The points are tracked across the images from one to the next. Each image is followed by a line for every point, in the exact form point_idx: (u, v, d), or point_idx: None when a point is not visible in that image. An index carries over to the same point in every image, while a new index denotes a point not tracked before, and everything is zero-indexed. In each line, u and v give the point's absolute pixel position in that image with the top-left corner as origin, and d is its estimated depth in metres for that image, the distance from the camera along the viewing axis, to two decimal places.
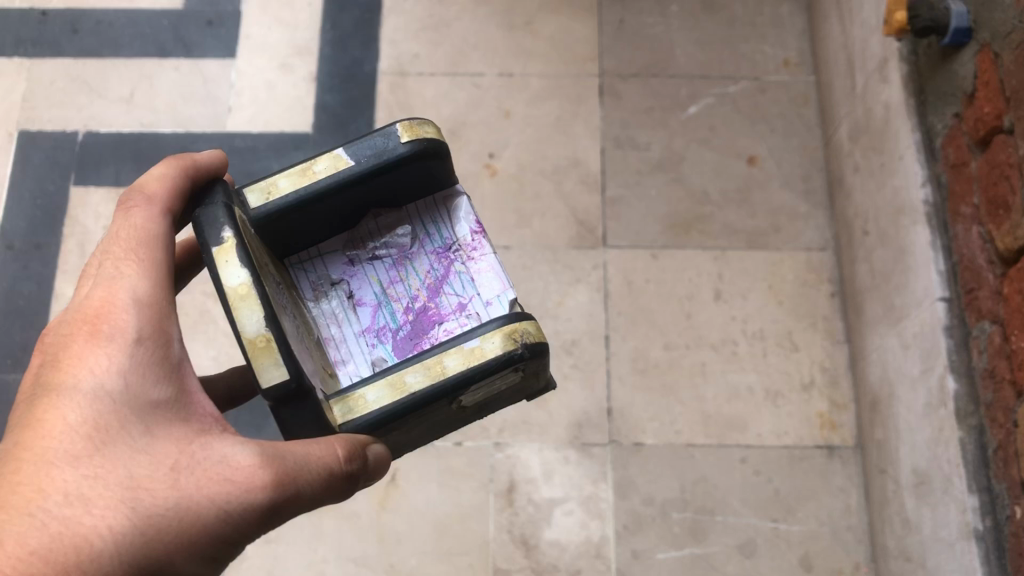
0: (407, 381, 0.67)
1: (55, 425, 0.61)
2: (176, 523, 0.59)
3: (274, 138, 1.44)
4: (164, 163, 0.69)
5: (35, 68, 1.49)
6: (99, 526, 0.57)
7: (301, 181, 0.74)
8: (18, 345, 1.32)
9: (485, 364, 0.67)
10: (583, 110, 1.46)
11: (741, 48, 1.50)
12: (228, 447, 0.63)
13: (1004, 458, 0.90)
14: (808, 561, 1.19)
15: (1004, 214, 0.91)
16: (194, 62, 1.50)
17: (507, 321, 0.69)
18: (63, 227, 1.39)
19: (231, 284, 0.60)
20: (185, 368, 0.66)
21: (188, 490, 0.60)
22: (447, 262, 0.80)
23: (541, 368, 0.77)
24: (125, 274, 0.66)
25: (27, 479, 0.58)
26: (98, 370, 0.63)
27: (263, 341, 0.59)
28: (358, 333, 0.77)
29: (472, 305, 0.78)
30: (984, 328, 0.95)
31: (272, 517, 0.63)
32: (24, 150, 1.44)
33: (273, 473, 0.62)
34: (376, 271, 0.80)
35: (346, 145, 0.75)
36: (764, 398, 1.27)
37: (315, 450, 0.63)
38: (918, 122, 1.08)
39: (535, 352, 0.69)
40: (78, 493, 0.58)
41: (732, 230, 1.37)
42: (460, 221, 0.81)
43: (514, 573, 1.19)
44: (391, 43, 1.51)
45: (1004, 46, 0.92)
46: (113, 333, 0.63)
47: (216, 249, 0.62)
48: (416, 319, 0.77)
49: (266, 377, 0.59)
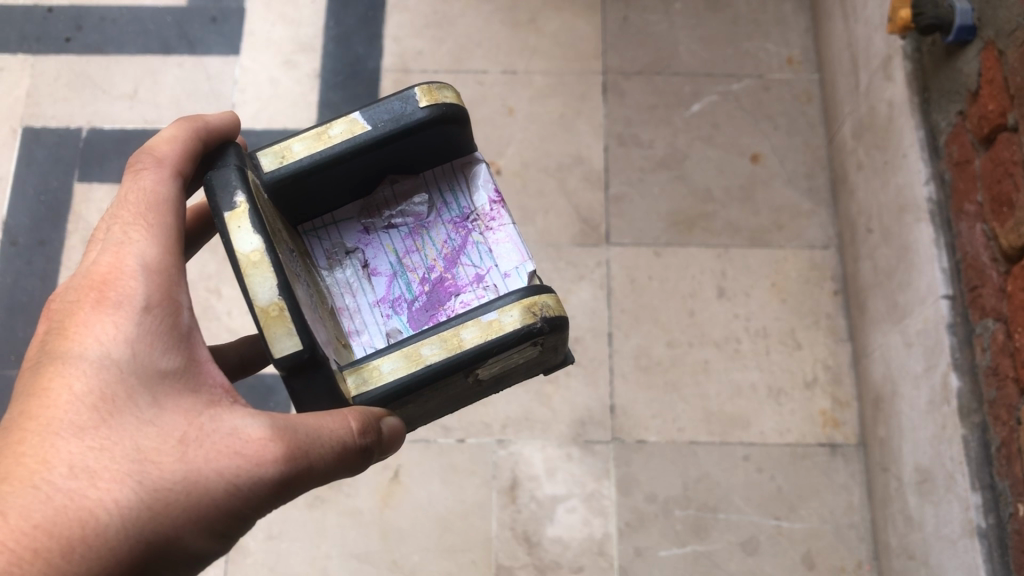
0: (423, 353, 0.66)
1: (61, 395, 0.61)
2: (183, 497, 0.60)
3: (277, 135, 1.44)
4: (174, 125, 0.70)
5: (39, 64, 1.50)
6: (104, 500, 0.57)
7: (316, 145, 0.73)
8: (21, 340, 1.32)
9: (503, 337, 0.67)
10: (586, 108, 1.46)
11: (744, 46, 1.50)
12: (238, 420, 0.63)
13: (1007, 455, 0.91)
14: (810, 559, 1.19)
15: (1008, 211, 0.91)
16: (198, 58, 1.50)
17: (526, 293, 0.69)
18: (66, 223, 1.39)
19: (243, 251, 0.60)
20: (195, 337, 0.66)
21: (196, 463, 0.61)
22: (465, 233, 0.80)
23: (560, 343, 0.77)
24: (135, 240, 0.66)
25: (32, 451, 0.58)
26: (106, 339, 0.63)
27: (276, 310, 0.59)
28: (373, 303, 0.77)
29: (489, 276, 0.77)
30: (988, 326, 0.95)
31: (283, 491, 0.64)
32: (28, 146, 1.44)
33: (284, 447, 0.62)
34: (391, 240, 0.80)
35: (363, 108, 0.75)
36: (767, 396, 1.27)
37: (328, 423, 0.63)
38: (922, 120, 1.08)
39: (554, 326, 0.69)
40: (83, 465, 0.58)
41: (735, 228, 1.37)
42: (479, 190, 0.82)
43: (516, 570, 1.19)
44: (394, 40, 1.51)
45: (1008, 44, 0.92)
46: (121, 301, 0.63)
47: (227, 214, 0.62)
48: (433, 290, 0.77)
49: (278, 347, 0.59)
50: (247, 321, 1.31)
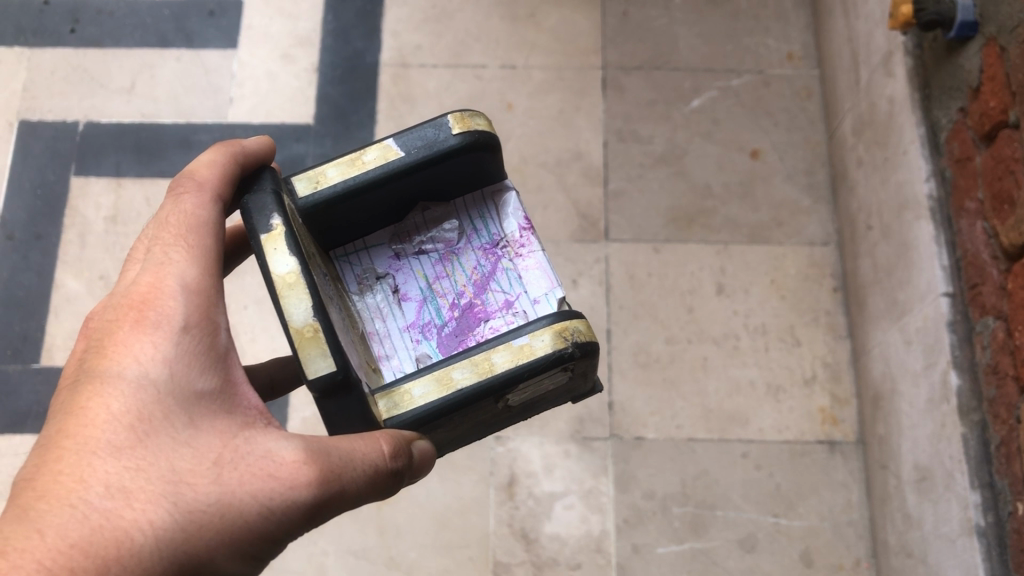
0: (454, 376, 0.66)
1: (98, 414, 0.60)
2: (217, 520, 0.59)
3: (274, 129, 1.43)
4: (213, 150, 0.70)
5: (35, 58, 1.49)
6: (140, 521, 0.56)
7: (349, 170, 0.73)
8: (18, 334, 1.31)
9: (535, 361, 0.66)
10: (585, 103, 1.45)
11: (745, 41, 1.49)
12: (272, 442, 0.63)
13: (1006, 454, 0.90)
14: (808, 557, 1.19)
15: (1009, 209, 0.90)
16: (195, 52, 1.49)
17: (556, 318, 0.68)
18: (63, 217, 1.38)
19: (279, 272, 0.60)
20: (231, 359, 0.66)
21: (231, 485, 0.60)
22: (494, 259, 0.79)
23: (589, 369, 0.76)
24: (175, 262, 0.66)
25: (69, 469, 0.57)
26: (144, 359, 0.62)
27: (311, 330, 0.59)
28: (403, 328, 0.76)
29: (519, 303, 0.77)
30: (988, 324, 0.94)
31: (316, 515, 0.63)
32: (24, 140, 1.44)
33: (318, 470, 0.61)
34: (422, 266, 0.79)
35: (397, 135, 0.75)
36: (766, 393, 1.27)
37: (360, 447, 0.62)
38: (923, 117, 1.08)
39: (585, 351, 0.68)
40: (120, 485, 0.57)
41: (735, 224, 1.37)
42: (508, 217, 0.81)
43: (514, 567, 1.19)
44: (393, 35, 1.50)
45: (1010, 40, 0.91)
46: (159, 320, 0.63)
47: (264, 235, 0.62)
48: (462, 315, 0.76)
49: (312, 367, 0.58)
50: (244, 317, 1.30)
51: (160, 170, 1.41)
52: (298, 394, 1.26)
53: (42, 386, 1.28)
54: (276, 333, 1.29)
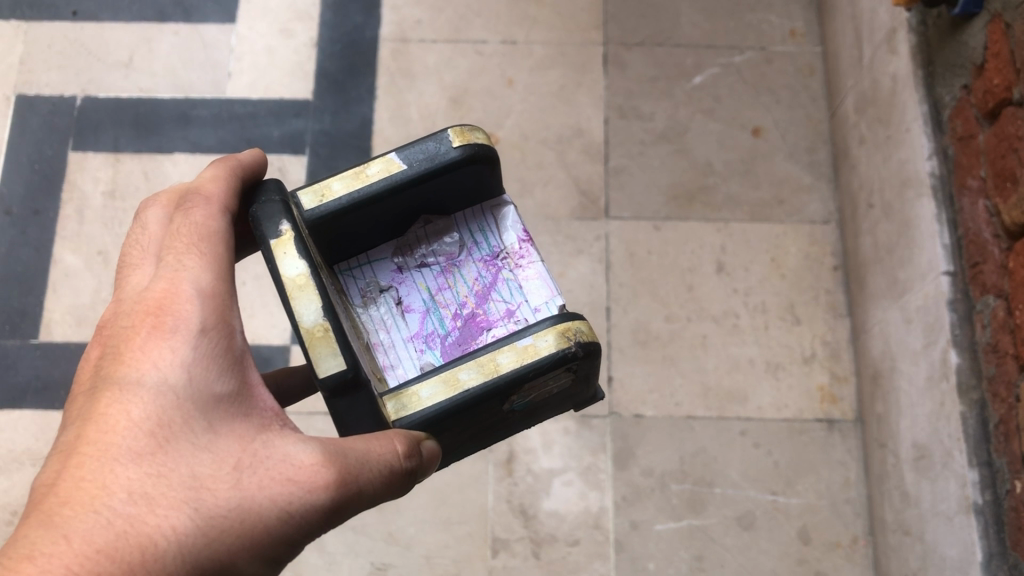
0: (461, 378, 0.66)
1: (118, 420, 0.58)
2: (238, 525, 0.57)
3: (274, 104, 1.43)
4: (212, 168, 0.71)
5: (33, 31, 1.47)
6: (164, 526, 0.55)
7: (354, 184, 0.73)
8: (17, 310, 1.31)
9: (540, 361, 0.66)
10: (586, 79, 1.44)
11: (747, 18, 1.48)
12: (290, 445, 0.61)
13: (1006, 433, 0.90)
14: (806, 534, 1.19)
15: (1012, 187, 0.90)
16: (194, 26, 1.48)
17: (559, 319, 0.69)
18: (61, 193, 1.37)
19: (289, 275, 0.61)
20: (247, 362, 0.64)
21: (251, 490, 0.59)
22: (495, 270, 0.79)
23: (592, 372, 0.76)
24: (190, 268, 0.65)
25: (90, 475, 0.56)
26: (162, 365, 0.61)
27: (321, 330, 0.60)
28: (407, 338, 0.75)
29: (520, 311, 0.76)
30: (988, 302, 0.94)
31: (333, 517, 0.62)
32: (22, 114, 1.43)
33: (335, 473, 0.60)
34: (424, 278, 0.79)
35: (399, 149, 0.75)
36: (765, 370, 1.27)
37: (375, 447, 0.61)
38: (926, 94, 1.07)
39: (588, 351, 0.69)
40: (142, 491, 0.56)
41: (735, 202, 1.36)
42: (507, 229, 0.81)
43: (513, 543, 1.19)
44: (392, 9, 1.49)
45: (1015, 16, 0.91)
46: (177, 325, 0.62)
47: (274, 240, 0.63)
48: (465, 325, 0.76)
49: (323, 366, 0.60)
50: (245, 293, 1.30)
51: (158, 145, 1.40)
52: None
53: (41, 362, 1.28)
54: (275, 309, 1.29)
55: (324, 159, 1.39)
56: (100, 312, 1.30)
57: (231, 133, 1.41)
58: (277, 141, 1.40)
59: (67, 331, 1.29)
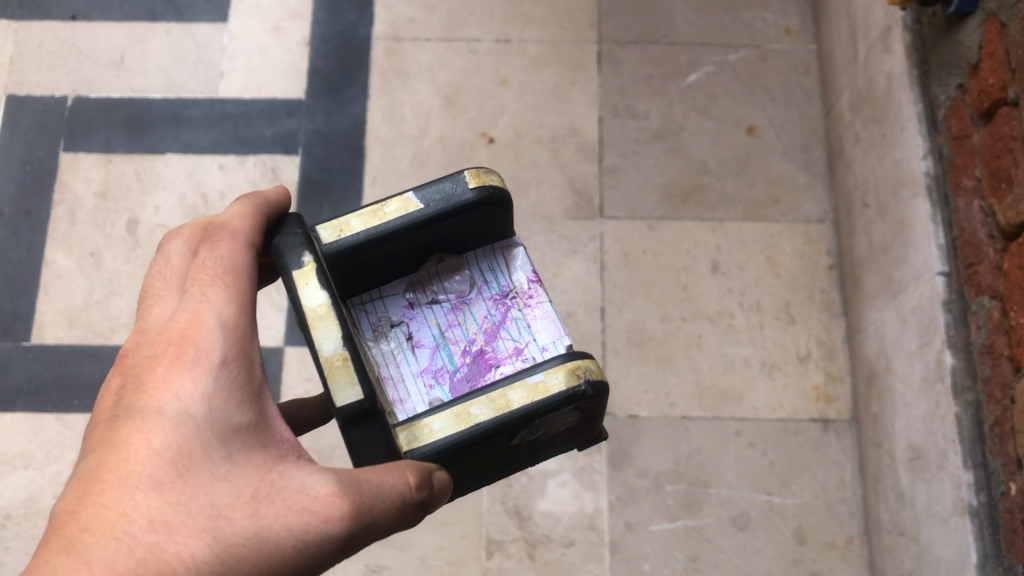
0: (472, 412, 0.66)
1: (139, 449, 0.58)
2: (255, 553, 0.57)
3: (266, 104, 1.42)
4: (239, 202, 0.71)
5: (23, 31, 1.47)
6: (182, 554, 0.54)
7: (372, 221, 0.73)
8: (8, 312, 1.30)
9: (550, 399, 0.66)
10: (581, 78, 1.44)
11: (742, 15, 1.47)
12: (306, 475, 0.61)
13: (1000, 434, 0.90)
14: (801, 535, 1.19)
15: (1006, 187, 0.90)
16: (185, 25, 1.47)
17: (569, 357, 0.69)
18: (53, 194, 1.37)
19: (311, 304, 0.62)
20: (266, 394, 0.64)
21: (268, 519, 0.58)
22: (504, 308, 0.78)
23: (598, 411, 0.76)
24: (212, 299, 0.65)
25: (111, 503, 0.55)
26: (184, 395, 0.60)
27: (340, 359, 0.61)
28: (416, 373, 0.74)
29: (528, 350, 0.76)
30: (983, 304, 0.94)
31: (347, 547, 0.61)
32: (12, 114, 1.42)
33: (350, 503, 0.60)
34: (435, 314, 0.78)
35: (416, 189, 0.75)
36: (760, 370, 1.27)
37: (388, 478, 0.61)
38: (921, 93, 1.06)
39: (597, 390, 0.68)
40: (162, 519, 0.55)
41: (730, 201, 1.36)
42: (517, 269, 0.81)
43: (507, 544, 1.19)
44: (386, 7, 1.48)
45: (1010, 15, 0.90)
46: (199, 356, 0.62)
47: (296, 271, 0.64)
48: (474, 362, 0.75)
49: (340, 395, 0.60)
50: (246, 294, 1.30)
51: (151, 146, 1.39)
52: (292, 371, 1.26)
53: (33, 364, 1.27)
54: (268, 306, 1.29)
55: (317, 158, 1.38)
56: (93, 314, 1.29)
57: (222, 133, 1.40)
58: (269, 140, 1.39)
59: (59, 333, 1.29)
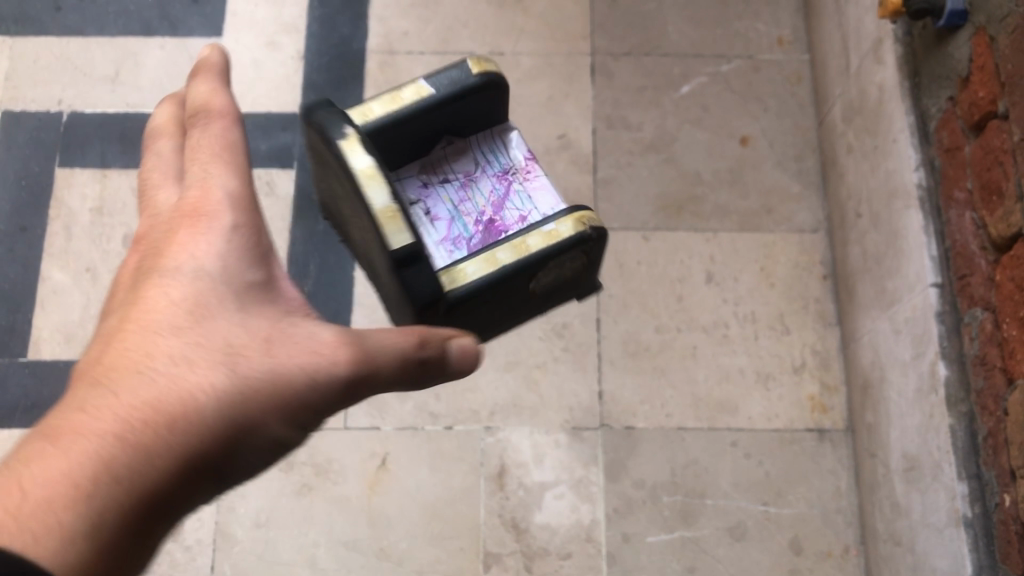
0: (499, 257, 0.78)
1: (157, 297, 0.57)
2: (268, 387, 0.58)
3: (261, 119, 1.42)
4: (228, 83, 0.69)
5: (18, 46, 1.47)
6: (202, 384, 0.55)
7: (390, 105, 0.82)
8: (4, 328, 1.30)
9: (562, 242, 0.80)
10: (574, 89, 1.44)
11: (735, 26, 1.48)
12: (313, 326, 0.62)
13: (993, 445, 0.91)
14: (797, 545, 1.19)
15: (997, 200, 0.90)
16: (180, 40, 1.47)
17: (574, 210, 0.82)
18: (49, 210, 1.37)
19: (358, 165, 0.69)
20: (272, 253, 0.64)
21: (280, 359, 0.59)
22: (507, 183, 0.89)
23: (598, 258, 0.90)
24: (216, 169, 0.64)
25: (134, 345, 0.54)
26: (196, 250, 0.60)
27: (390, 211, 0.68)
28: (437, 241, 0.83)
29: (532, 216, 0.86)
30: (976, 315, 0.94)
31: (350, 393, 0.63)
32: (7, 129, 1.42)
33: (354, 350, 0.62)
34: (447, 192, 0.88)
35: (425, 76, 0.84)
36: (755, 380, 1.27)
37: (391, 338, 0.64)
38: (912, 105, 1.07)
39: (598, 235, 0.83)
40: (183, 356, 0.55)
41: (724, 212, 1.36)
42: (514, 149, 0.91)
43: (505, 557, 1.19)
44: (380, 21, 1.49)
45: (1000, 29, 0.91)
46: (209, 215, 0.61)
47: (341, 140, 0.71)
48: (486, 230, 0.85)
49: (397, 239, 0.68)
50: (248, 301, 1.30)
51: None
52: None
53: (30, 380, 1.27)
54: None
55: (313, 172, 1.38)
56: (89, 330, 1.29)
57: None
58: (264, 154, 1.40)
59: (56, 349, 1.29)
